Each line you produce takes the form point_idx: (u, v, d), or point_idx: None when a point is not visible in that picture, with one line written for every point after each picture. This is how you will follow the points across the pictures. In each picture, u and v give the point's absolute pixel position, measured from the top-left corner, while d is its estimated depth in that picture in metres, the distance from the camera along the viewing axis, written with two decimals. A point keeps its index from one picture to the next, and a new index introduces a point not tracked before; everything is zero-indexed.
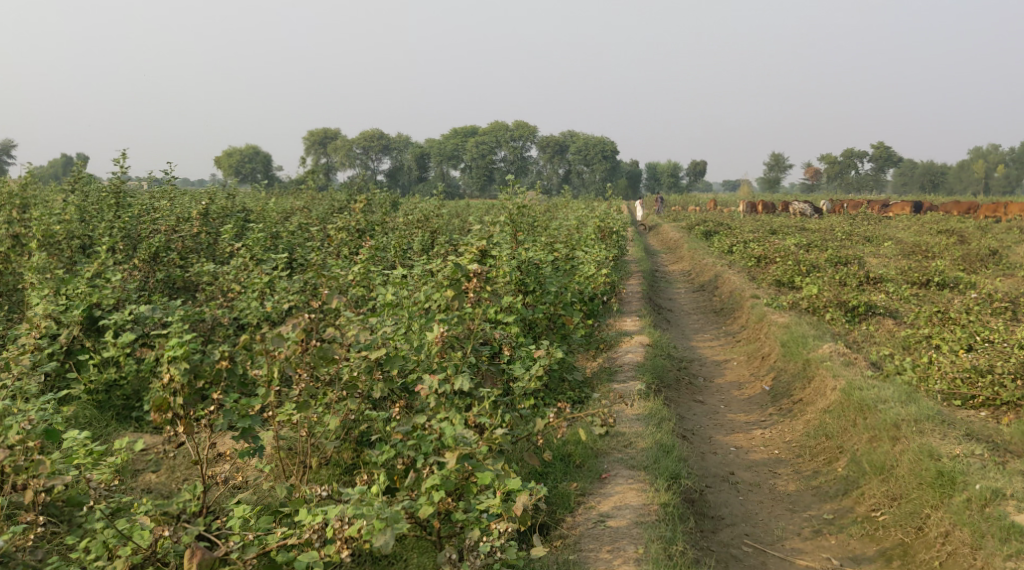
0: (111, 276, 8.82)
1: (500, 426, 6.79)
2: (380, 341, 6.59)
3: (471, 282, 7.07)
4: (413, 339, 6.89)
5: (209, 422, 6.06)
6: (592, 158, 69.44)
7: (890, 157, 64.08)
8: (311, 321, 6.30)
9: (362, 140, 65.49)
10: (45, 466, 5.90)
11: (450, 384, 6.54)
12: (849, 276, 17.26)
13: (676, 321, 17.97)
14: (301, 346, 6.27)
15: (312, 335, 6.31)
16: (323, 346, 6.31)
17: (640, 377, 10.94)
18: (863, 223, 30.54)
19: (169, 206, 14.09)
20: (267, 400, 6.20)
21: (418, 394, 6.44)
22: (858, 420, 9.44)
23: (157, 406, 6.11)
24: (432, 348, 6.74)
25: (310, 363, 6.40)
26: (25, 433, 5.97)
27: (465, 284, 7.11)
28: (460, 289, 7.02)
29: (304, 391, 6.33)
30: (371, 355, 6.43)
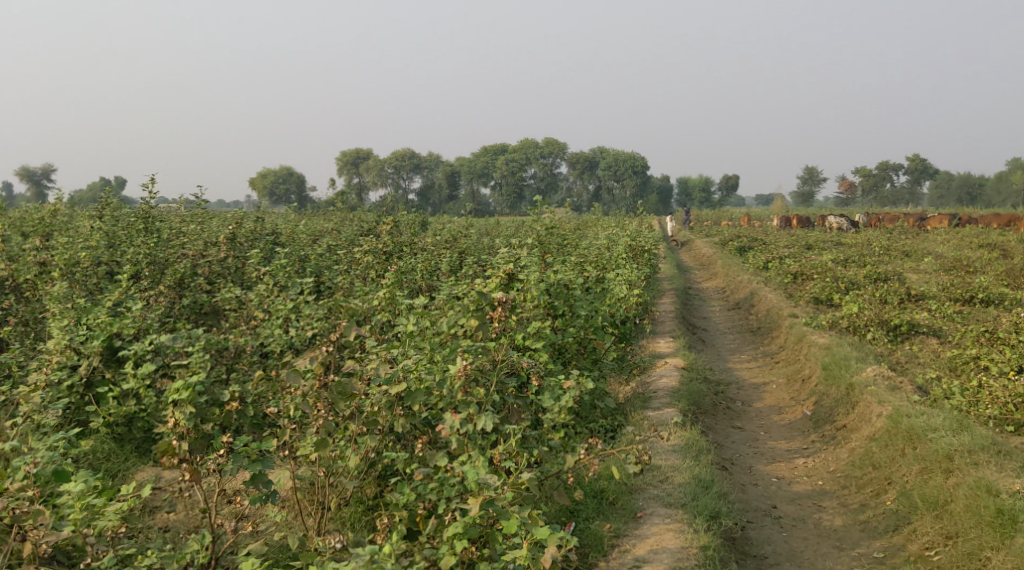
0: (132, 304, 8.69)
1: (527, 466, 6.49)
2: (401, 375, 6.31)
3: (497, 311, 6.77)
4: (436, 372, 6.61)
5: (218, 467, 5.87)
6: (623, 174, 69.05)
7: (927, 169, 62.95)
8: (330, 354, 6.04)
9: (393, 159, 65.70)
10: (46, 516, 5.77)
11: (473, 422, 6.26)
12: (890, 294, 16.73)
13: (711, 340, 17.54)
14: (319, 382, 6.02)
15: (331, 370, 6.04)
16: (342, 382, 6.07)
17: (676, 404, 10.55)
18: (901, 236, 29.81)
19: (197, 231, 14.02)
20: (283, 440, 5.99)
21: (440, 433, 6.17)
22: (907, 450, 8.99)
23: (164, 450, 5.94)
24: (455, 383, 6.41)
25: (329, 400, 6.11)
26: (27, 482, 5.87)
27: (490, 313, 6.78)
28: (485, 319, 6.75)
29: (322, 429, 6.09)
30: (392, 391, 6.16)
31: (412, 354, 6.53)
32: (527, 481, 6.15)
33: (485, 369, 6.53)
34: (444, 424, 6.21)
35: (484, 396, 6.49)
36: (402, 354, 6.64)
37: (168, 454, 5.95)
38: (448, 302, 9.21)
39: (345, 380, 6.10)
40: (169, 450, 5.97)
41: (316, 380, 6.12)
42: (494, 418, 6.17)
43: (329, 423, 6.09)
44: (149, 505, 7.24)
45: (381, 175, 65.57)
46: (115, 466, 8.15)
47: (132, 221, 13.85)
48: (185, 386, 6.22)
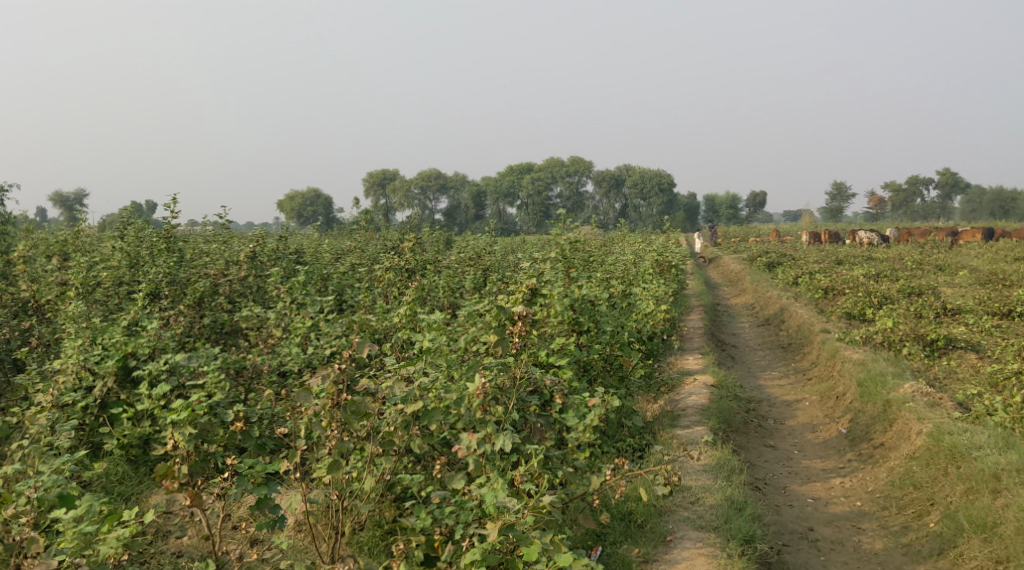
0: (148, 323, 8.58)
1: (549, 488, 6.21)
2: (417, 393, 6.08)
3: (517, 326, 6.52)
4: (455, 391, 6.37)
5: (222, 492, 5.70)
6: (649, 192, 68.76)
7: (958, 184, 62.02)
8: (342, 372, 5.86)
9: (420, 180, 65.92)
10: (39, 545, 5.62)
11: (491, 442, 5.99)
12: (925, 308, 16.26)
13: (741, 357, 17.15)
14: (332, 401, 5.84)
15: (343, 388, 5.85)
16: (356, 400, 5.88)
17: (706, 422, 10.21)
18: (933, 251, 29.26)
19: (219, 251, 13.95)
20: (294, 461, 5.79)
21: (457, 454, 5.93)
22: (949, 468, 8.61)
23: (163, 475, 5.69)
24: (474, 401, 6.17)
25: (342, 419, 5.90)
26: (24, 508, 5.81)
27: (509, 328, 6.55)
28: (506, 333, 6.47)
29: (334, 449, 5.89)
30: (408, 409, 5.94)
31: (429, 371, 6.30)
32: (550, 502, 5.87)
33: (507, 386, 6.29)
34: (460, 445, 5.97)
35: (505, 413, 6.22)
36: (420, 370, 6.40)
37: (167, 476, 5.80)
38: (469, 318, 9.00)
39: (358, 399, 5.92)
40: (169, 474, 5.73)
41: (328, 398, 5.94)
42: (514, 437, 5.91)
43: (342, 443, 5.88)
44: (162, 529, 7.10)
45: (407, 196, 65.89)
46: (129, 488, 8.06)
47: (154, 241, 13.85)
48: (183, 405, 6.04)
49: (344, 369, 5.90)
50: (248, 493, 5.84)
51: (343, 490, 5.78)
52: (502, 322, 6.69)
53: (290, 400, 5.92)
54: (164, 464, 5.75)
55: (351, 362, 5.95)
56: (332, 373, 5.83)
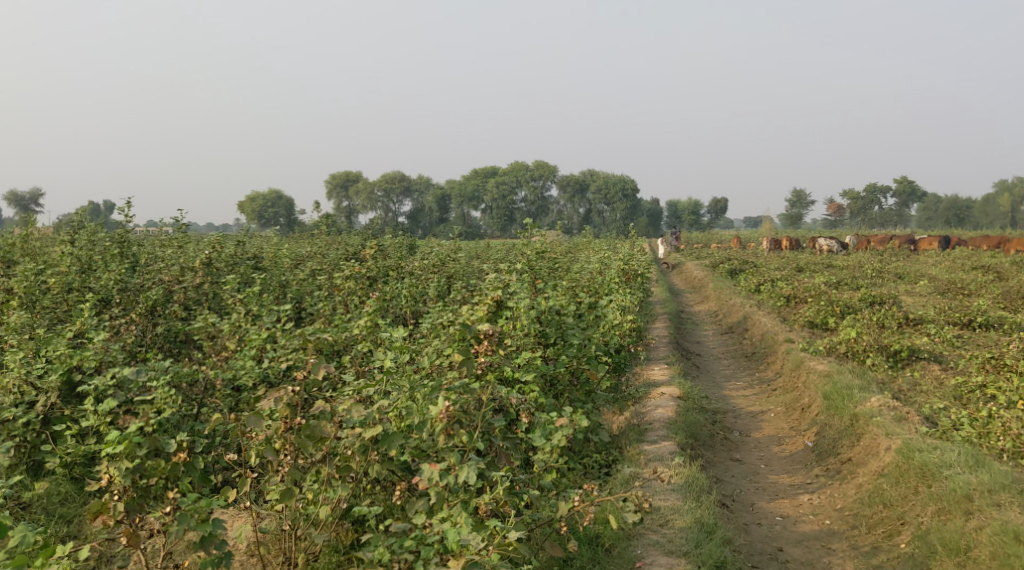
0: (95, 336, 8.17)
1: (514, 518, 5.94)
2: (377, 417, 5.78)
3: (482, 345, 6.25)
4: (416, 413, 6.08)
5: (162, 527, 5.53)
6: (613, 197, 68.95)
7: (914, 192, 62.99)
8: (296, 394, 5.61)
9: (383, 183, 65.29)
10: None
11: (454, 472, 5.72)
12: (888, 317, 16.27)
13: (706, 366, 17.07)
14: (285, 424, 5.58)
15: (297, 411, 5.59)
16: (310, 424, 5.65)
17: (673, 437, 10.01)
18: (892, 259, 29.52)
19: (173, 256, 13.49)
20: (244, 490, 5.51)
21: (418, 485, 5.65)
22: (920, 487, 8.55)
23: (96, 511, 5.95)
24: (437, 425, 5.87)
25: (296, 444, 5.64)
26: None
27: (475, 347, 6.27)
28: (471, 353, 6.17)
29: (286, 476, 5.60)
30: (366, 433, 5.62)
31: (389, 392, 6.02)
32: (516, 535, 5.62)
33: (472, 410, 6.01)
34: (422, 476, 5.70)
35: (470, 437, 5.95)
36: (379, 390, 6.11)
37: (103, 514, 6.01)
38: (432, 331, 8.71)
39: (314, 422, 5.63)
40: (104, 510, 5.97)
41: (281, 422, 5.65)
42: (477, 468, 5.65)
43: (295, 470, 5.60)
44: (106, 555, 6.97)
45: (371, 199, 65.31)
46: (72, 509, 7.68)
47: (106, 245, 13.39)
48: (119, 439, 6.28)
49: (297, 393, 5.61)
50: (192, 528, 5.56)
51: (296, 523, 5.50)
52: (467, 341, 6.41)
53: (240, 426, 5.62)
54: (99, 500, 5.96)
55: (304, 385, 5.66)
56: (285, 397, 5.56)
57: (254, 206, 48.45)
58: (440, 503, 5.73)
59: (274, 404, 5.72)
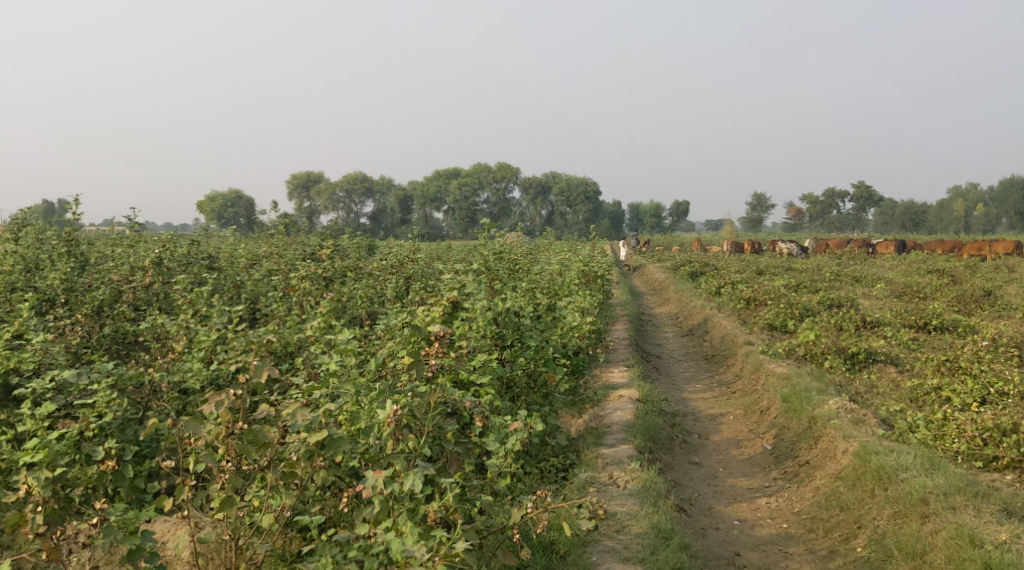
0: (34, 337, 7.82)
1: (465, 526, 5.76)
2: (323, 421, 5.56)
3: (433, 347, 6.04)
4: (364, 418, 5.86)
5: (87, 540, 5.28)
6: (575, 199, 69.35)
7: (871, 198, 63.96)
8: (238, 398, 5.38)
9: (346, 184, 64.75)
10: None
11: (401, 479, 5.52)
12: (845, 320, 16.36)
13: (666, 369, 17.06)
14: (226, 429, 5.35)
15: (239, 416, 5.37)
16: (254, 429, 5.33)
17: (632, 440, 9.91)
18: (850, 262, 29.86)
19: (123, 256, 13.12)
20: (181, 499, 5.23)
21: (362, 494, 5.46)
22: (876, 490, 8.55)
23: (14, 525, 5.71)
24: (384, 430, 5.66)
25: (238, 451, 5.42)
26: None
27: (425, 349, 6.04)
28: (421, 355, 5.92)
29: (227, 483, 5.34)
30: (310, 439, 5.37)
31: (336, 396, 5.80)
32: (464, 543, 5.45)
33: (421, 414, 5.80)
34: (365, 484, 5.50)
35: (420, 441, 5.75)
36: (325, 394, 5.88)
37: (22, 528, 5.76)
38: (386, 333, 8.52)
39: (257, 428, 5.32)
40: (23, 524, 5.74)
41: (221, 427, 5.42)
42: (423, 475, 5.46)
43: (237, 478, 5.35)
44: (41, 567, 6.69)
45: (333, 200, 64.73)
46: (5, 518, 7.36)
47: (54, 244, 13.08)
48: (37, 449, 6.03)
49: (237, 398, 5.37)
50: (118, 542, 5.33)
51: (236, 534, 5.28)
52: (418, 341, 6.20)
53: (177, 433, 5.36)
54: (18, 514, 5.72)
55: (245, 390, 5.42)
56: (225, 404, 5.32)
57: (211, 205, 47.68)
58: (386, 513, 5.53)
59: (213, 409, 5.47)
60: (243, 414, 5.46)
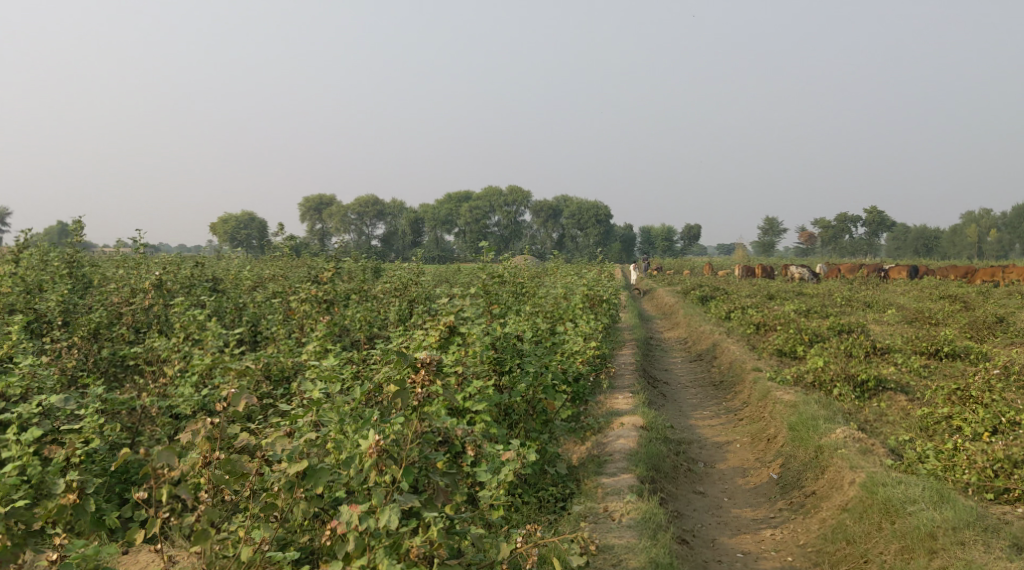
0: (22, 361, 7.69)
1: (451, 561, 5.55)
2: (304, 450, 5.51)
3: (419, 374, 5.81)
4: (347, 448, 5.70)
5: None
6: (586, 222, 69.31)
7: (883, 223, 63.59)
8: (217, 428, 5.38)
9: (357, 206, 65.01)
10: None
11: (380, 514, 5.35)
12: (855, 346, 16.12)
13: (672, 394, 16.83)
14: (204, 459, 5.35)
15: (216, 445, 5.37)
16: (232, 459, 5.41)
17: (633, 469, 9.69)
18: (861, 287, 29.59)
19: (125, 278, 13.04)
20: (155, 531, 5.13)
21: (336, 529, 5.33)
22: (883, 524, 8.33)
23: None
24: (366, 461, 5.52)
25: (216, 482, 5.39)
26: None
27: (411, 377, 5.79)
28: (406, 383, 5.78)
29: (203, 515, 5.20)
30: (291, 469, 5.34)
31: (318, 424, 5.65)
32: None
33: (404, 445, 5.66)
34: (339, 519, 5.36)
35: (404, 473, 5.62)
36: (308, 422, 5.79)
37: None
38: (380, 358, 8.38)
39: (235, 457, 5.40)
40: None
41: (198, 456, 5.40)
42: (399, 510, 5.32)
43: (213, 509, 5.22)
44: None
45: (344, 222, 64.95)
46: None
47: (56, 265, 13.08)
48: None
49: (215, 426, 5.30)
50: None
51: (209, 569, 5.22)
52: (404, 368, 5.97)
53: (151, 461, 5.28)
54: None
55: (222, 417, 5.36)
56: (201, 433, 5.26)
57: (223, 226, 47.84)
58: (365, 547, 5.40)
59: (190, 437, 5.41)
60: (221, 443, 5.46)
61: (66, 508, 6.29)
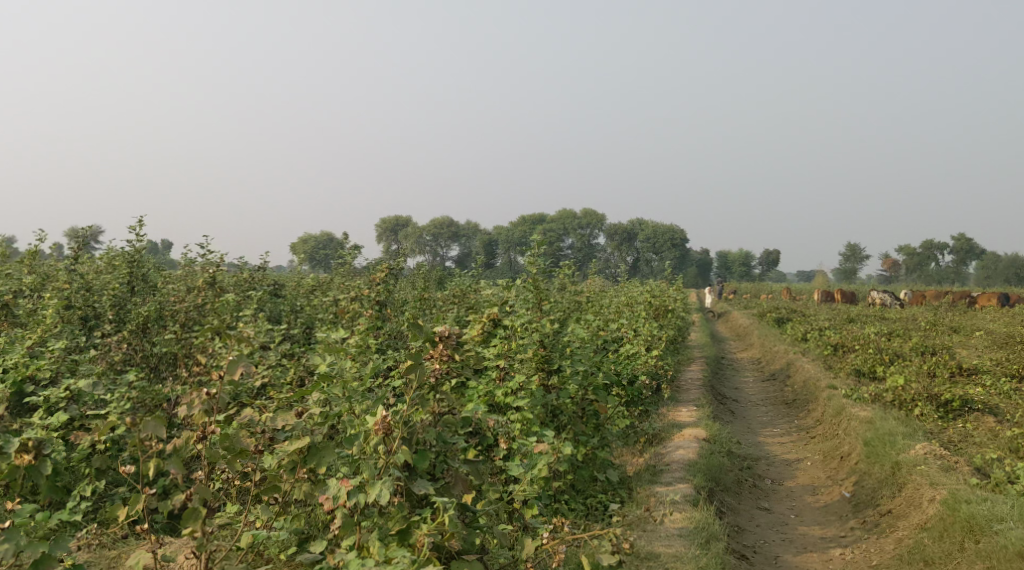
0: (54, 345, 7.57)
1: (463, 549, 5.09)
2: (307, 429, 5.21)
3: (436, 350, 5.30)
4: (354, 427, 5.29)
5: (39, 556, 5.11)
6: (661, 246, 68.34)
7: (973, 249, 60.93)
8: (213, 401, 5.08)
9: (432, 227, 65.66)
10: None
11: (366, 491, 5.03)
12: (939, 367, 15.10)
13: (742, 412, 16.03)
14: (199, 433, 5.05)
15: (213, 420, 5.06)
16: (229, 435, 5.10)
17: (690, 479, 9.07)
18: (949, 313, 28.10)
19: (184, 280, 13.05)
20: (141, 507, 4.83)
21: (324, 505, 5.01)
22: (966, 544, 7.54)
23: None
24: (370, 440, 5.11)
25: (212, 459, 5.08)
26: None
27: (428, 352, 5.29)
28: (422, 357, 5.29)
29: (194, 494, 4.85)
30: (291, 447, 5.06)
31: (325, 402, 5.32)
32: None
33: (417, 426, 5.19)
34: (328, 494, 5.03)
35: (415, 455, 5.16)
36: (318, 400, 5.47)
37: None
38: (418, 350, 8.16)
39: (232, 433, 5.10)
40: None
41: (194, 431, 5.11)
42: (392, 485, 4.94)
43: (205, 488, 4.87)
44: None
45: (419, 243, 65.48)
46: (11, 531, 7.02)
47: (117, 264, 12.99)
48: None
49: (211, 397, 5.08)
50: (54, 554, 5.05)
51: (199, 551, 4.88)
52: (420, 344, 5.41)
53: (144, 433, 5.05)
54: None
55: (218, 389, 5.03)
56: (197, 406, 5.06)
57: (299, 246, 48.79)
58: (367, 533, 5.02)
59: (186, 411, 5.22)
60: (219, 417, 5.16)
61: (19, 470, 5.78)
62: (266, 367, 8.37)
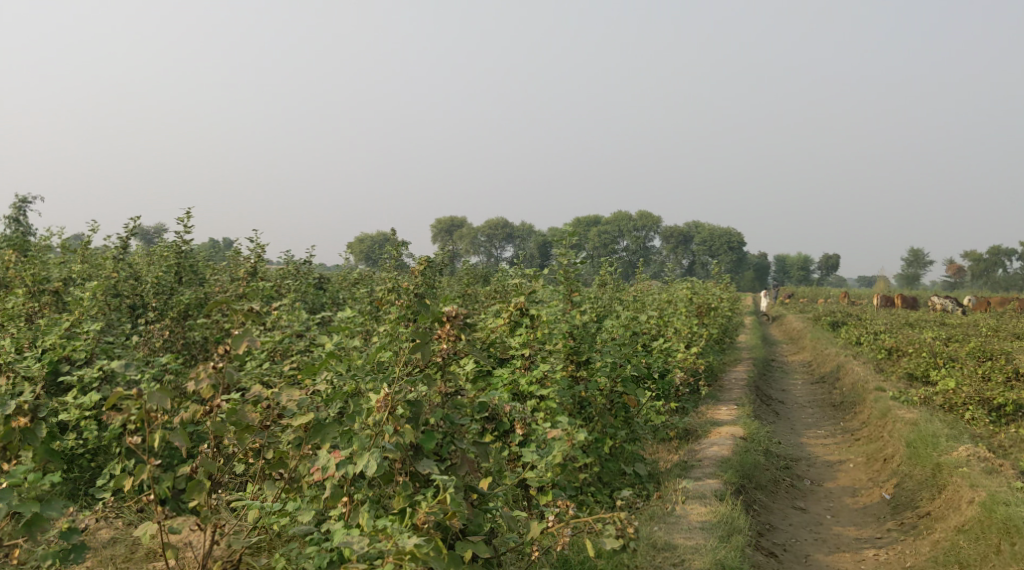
0: (90, 326, 7.83)
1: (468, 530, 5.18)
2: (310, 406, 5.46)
3: (445, 331, 5.35)
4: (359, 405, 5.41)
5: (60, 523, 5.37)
6: (717, 248, 67.44)
7: None
8: (220, 376, 5.41)
9: (486, 228, 66.00)
10: None
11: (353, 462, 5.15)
12: (996, 371, 14.58)
13: (788, 414, 15.73)
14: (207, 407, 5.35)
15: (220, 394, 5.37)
16: (236, 409, 5.44)
17: (721, 474, 8.95)
18: (1017, 320, 27.07)
19: (230, 271, 13.32)
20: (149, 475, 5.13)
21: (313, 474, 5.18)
22: (1002, 546, 7.31)
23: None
24: (368, 416, 5.23)
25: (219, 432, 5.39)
26: None
27: (437, 332, 5.34)
28: (430, 338, 5.37)
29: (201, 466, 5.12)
30: (295, 421, 5.32)
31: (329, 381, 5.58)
32: (433, 551, 4.88)
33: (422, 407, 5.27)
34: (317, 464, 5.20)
35: (422, 435, 5.24)
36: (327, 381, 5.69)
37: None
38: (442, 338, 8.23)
39: (239, 408, 5.42)
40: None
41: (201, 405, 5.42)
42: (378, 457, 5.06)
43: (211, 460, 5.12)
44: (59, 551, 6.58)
45: (473, 243, 65.80)
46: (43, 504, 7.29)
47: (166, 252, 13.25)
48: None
49: (218, 373, 5.42)
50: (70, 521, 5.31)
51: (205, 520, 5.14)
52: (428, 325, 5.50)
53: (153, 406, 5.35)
54: None
55: (224, 364, 5.38)
56: (204, 380, 5.38)
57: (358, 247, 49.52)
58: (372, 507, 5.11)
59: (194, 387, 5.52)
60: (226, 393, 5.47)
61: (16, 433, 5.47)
62: (295, 353, 8.54)
